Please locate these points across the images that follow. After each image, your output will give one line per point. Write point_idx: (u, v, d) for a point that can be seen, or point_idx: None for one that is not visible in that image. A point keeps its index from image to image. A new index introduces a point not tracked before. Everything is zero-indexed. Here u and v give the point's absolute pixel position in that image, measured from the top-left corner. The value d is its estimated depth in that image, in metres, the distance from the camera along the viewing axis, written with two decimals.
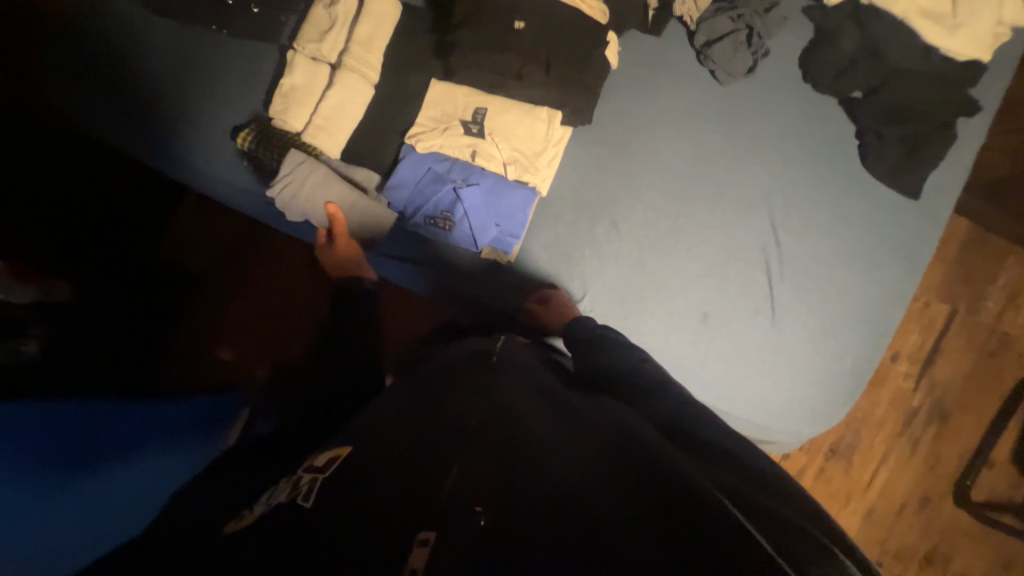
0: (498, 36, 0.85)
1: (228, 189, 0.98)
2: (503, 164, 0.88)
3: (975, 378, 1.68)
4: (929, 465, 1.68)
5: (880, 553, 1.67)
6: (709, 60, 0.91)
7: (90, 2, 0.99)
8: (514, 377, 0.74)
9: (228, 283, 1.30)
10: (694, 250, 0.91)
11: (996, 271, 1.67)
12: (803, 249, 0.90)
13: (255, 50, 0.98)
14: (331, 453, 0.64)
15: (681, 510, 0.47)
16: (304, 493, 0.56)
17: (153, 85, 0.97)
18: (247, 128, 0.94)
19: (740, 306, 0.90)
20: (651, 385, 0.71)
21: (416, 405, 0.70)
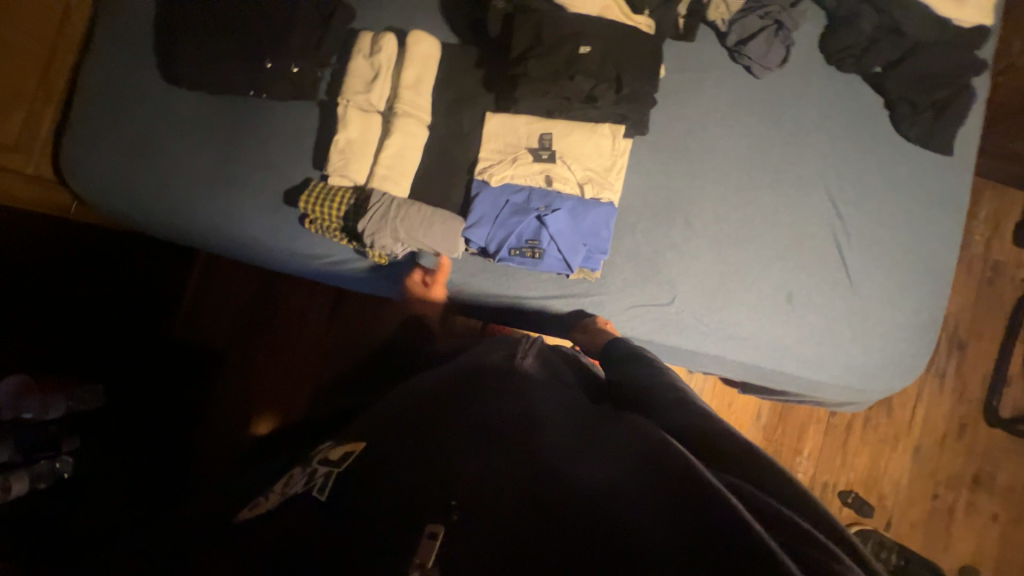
0: (561, 62, 0.85)
1: (286, 254, 0.97)
2: (579, 183, 0.90)
3: (980, 305, 1.82)
4: (958, 393, 1.81)
5: (934, 484, 1.78)
6: (745, 57, 0.96)
7: (117, 94, 0.97)
8: (543, 387, 0.70)
9: (244, 348, 1.24)
10: (766, 236, 0.95)
11: (976, 206, 1.84)
12: (862, 218, 0.96)
13: (295, 111, 0.97)
14: (346, 447, 0.59)
15: (691, 509, 0.43)
16: (319, 486, 0.53)
17: (198, 164, 0.96)
18: (306, 190, 0.92)
19: (818, 280, 0.95)
20: (667, 400, 0.66)
21: (437, 403, 0.65)
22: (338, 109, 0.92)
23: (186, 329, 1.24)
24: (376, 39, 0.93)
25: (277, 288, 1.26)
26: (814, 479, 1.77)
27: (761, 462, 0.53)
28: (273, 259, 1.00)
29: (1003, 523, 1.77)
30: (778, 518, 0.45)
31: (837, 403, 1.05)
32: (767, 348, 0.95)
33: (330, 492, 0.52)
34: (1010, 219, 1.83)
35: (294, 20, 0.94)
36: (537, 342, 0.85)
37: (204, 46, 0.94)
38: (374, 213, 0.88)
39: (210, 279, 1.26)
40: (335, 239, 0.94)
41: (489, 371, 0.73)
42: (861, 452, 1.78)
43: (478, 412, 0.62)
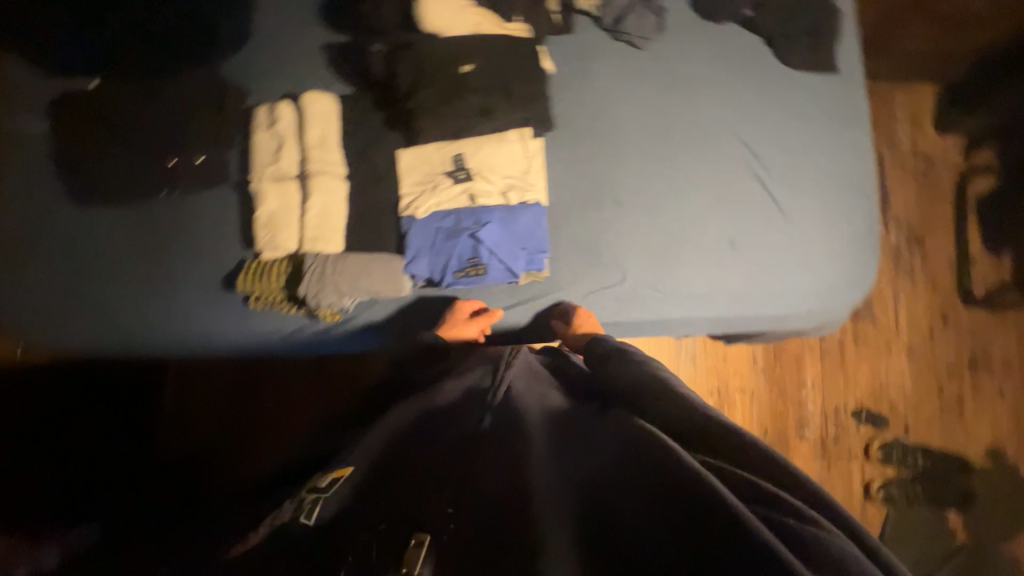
0: (449, 86, 0.89)
1: (241, 337, 0.96)
2: (502, 192, 0.92)
3: (922, 198, 1.90)
4: (931, 285, 1.87)
5: (937, 378, 1.82)
6: (623, 34, 1.01)
7: (29, 229, 0.96)
8: (528, 395, 0.72)
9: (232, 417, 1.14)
10: (693, 193, 0.99)
11: (891, 108, 1.92)
12: (775, 150, 1.00)
13: (210, 198, 0.96)
14: (333, 473, 0.61)
15: (690, 514, 0.47)
16: (306, 511, 0.54)
17: (129, 275, 0.95)
18: (242, 272, 0.92)
19: (753, 220, 0.98)
20: (651, 391, 0.67)
21: (425, 428, 0.67)
22: (251, 187, 0.92)
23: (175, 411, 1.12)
24: (272, 111, 0.95)
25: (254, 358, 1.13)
26: (825, 408, 1.80)
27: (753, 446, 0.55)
28: (239, 344, 0.97)
29: (1009, 396, 1.83)
30: (767, 498, 0.49)
31: (808, 329, 1.08)
32: (725, 296, 0.98)
33: (317, 514, 0.54)
34: (924, 111, 1.92)
35: (196, 118, 0.97)
36: (523, 354, 0.82)
37: (110, 162, 0.95)
38: (313, 275, 0.88)
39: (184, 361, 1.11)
40: (283, 310, 0.94)
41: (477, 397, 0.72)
42: (859, 367, 1.82)
43: (478, 450, 0.60)
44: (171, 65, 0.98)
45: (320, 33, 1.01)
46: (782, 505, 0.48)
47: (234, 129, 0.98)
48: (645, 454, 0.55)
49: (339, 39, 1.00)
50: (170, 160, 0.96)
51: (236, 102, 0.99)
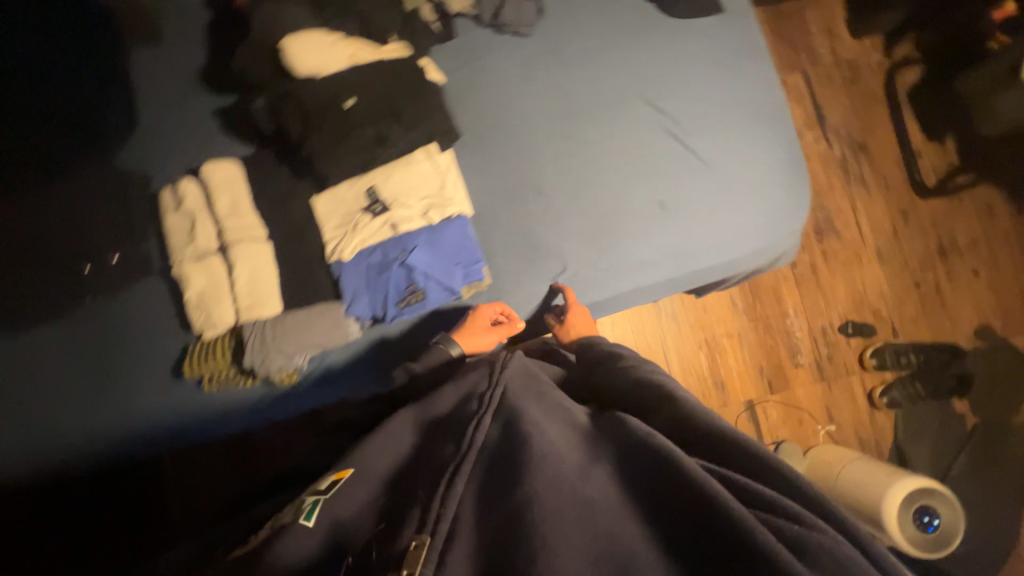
0: (339, 125, 0.87)
1: (206, 419, 0.94)
2: (423, 214, 0.91)
3: (857, 104, 1.91)
4: (885, 186, 1.88)
5: (912, 275, 1.84)
6: (506, 26, 1.00)
7: None
8: (527, 392, 0.67)
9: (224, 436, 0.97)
10: (613, 165, 0.99)
11: (805, 24, 1.93)
12: (683, 102, 1.00)
13: (138, 292, 0.94)
14: (333, 475, 0.63)
15: (696, 510, 0.48)
16: (306, 513, 0.57)
17: (68, 392, 0.91)
18: (187, 356, 0.91)
19: (678, 177, 0.98)
20: (659, 396, 0.66)
21: (427, 437, 0.66)
22: (173, 273, 0.90)
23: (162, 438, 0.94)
24: (176, 191, 0.92)
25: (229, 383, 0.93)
26: (813, 330, 1.81)
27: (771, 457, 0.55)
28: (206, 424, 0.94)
29: (984, 275, 1.85)
30: (764, 499, 0.50)
31: (762, 267, 1.09)
32: (669, 258, 0.98)
33: (317, 517, 0.56)
34: (837, 20, 1.94)
35: (104, 216, 0.95)
36: (519, 358, 0.73)
37: (19, 280, 0.91)
38: (256, 342, 0.87)
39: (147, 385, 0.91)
40: (238, 384, 0.92)
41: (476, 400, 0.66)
42: (835, 284, 1.83)
43: (481, 456, 0.58)
44: (59, 167, 0.95)
45: (211, 102, 1.01)
46: (801, 516, 0.48)
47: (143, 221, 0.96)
48: (663, 458, 0.52)
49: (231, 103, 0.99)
50: (85, 265, 0.93)
51: (142, 191, 0.97)
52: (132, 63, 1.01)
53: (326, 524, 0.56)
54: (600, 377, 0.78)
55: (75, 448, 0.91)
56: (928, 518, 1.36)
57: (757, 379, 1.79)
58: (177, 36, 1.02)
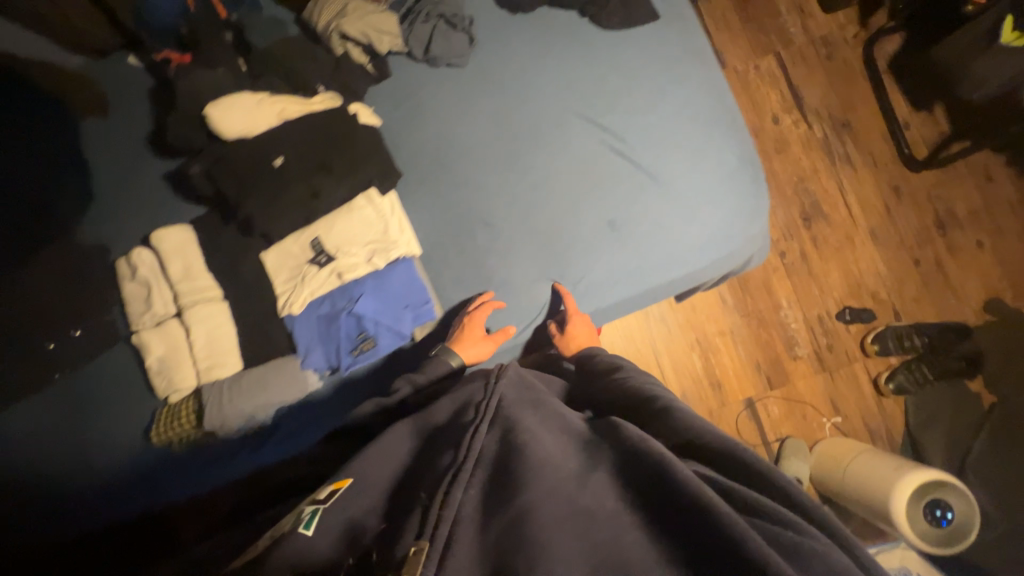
0: (274, 182, 0.88)
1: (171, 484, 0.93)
2: (367, 260, 0.91)
3: (835, 81, 1.84)
4: (872, 163, 1.81)
5: (909, 253, 1.76)
6: (438, 60, 0.99)
7: None
8: (525, 402, 0.63)
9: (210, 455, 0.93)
10: (558, 187, 0.97)
11: (773, 4, 1.87)
12: (625, 116, 0.98)
13: (107, 361, 0.97)
14: (333, 483, 0.57)
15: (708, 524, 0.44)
16: (304, 522, 0.52)
17: (43, 465, 0.93)
18: (155, 423, 0.92)
19: (625, 194, 0.96)
20: (658, 409, 0.64)
21: (425, 450, 0.62)
22: (132, 340, 0.92)
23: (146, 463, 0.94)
24: (130, 260, 0.94)
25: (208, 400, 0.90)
26: (808, 319, 1.75)
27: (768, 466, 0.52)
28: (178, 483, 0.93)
29: (989, 246, 1.76)
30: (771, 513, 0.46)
31: (729, 273, 1.05)
32: (625, 277, 0.96)
33: (318, 526, 0.52)
34: None
35: (64, 289, 0.96)
36: (514, 366, 0.69)
37: None
38: (215, 403, 0.89)
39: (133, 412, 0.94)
40: (205, 445, 0.93)
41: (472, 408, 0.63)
42: (829, 270, 1.76)
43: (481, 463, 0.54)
44: (14, 244, 0.97)
45: (161, 165, 1.03)
46: (796, 524, 0.45)
47: (99, 291, 0.98)
48: (661, 462, 0.49)
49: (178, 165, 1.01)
50: (50, 341, 0.95)
51: (100, 260, 1.00)
52: (82, 134, 1.03)
53: (326, 533, 0.52)
54: (598, 387, 0.76)
55: (53, 516, 0.92)
56: (941, 512, 1.28)
57: (755, 376, 1.73)
58: (123, 104, 1.04)
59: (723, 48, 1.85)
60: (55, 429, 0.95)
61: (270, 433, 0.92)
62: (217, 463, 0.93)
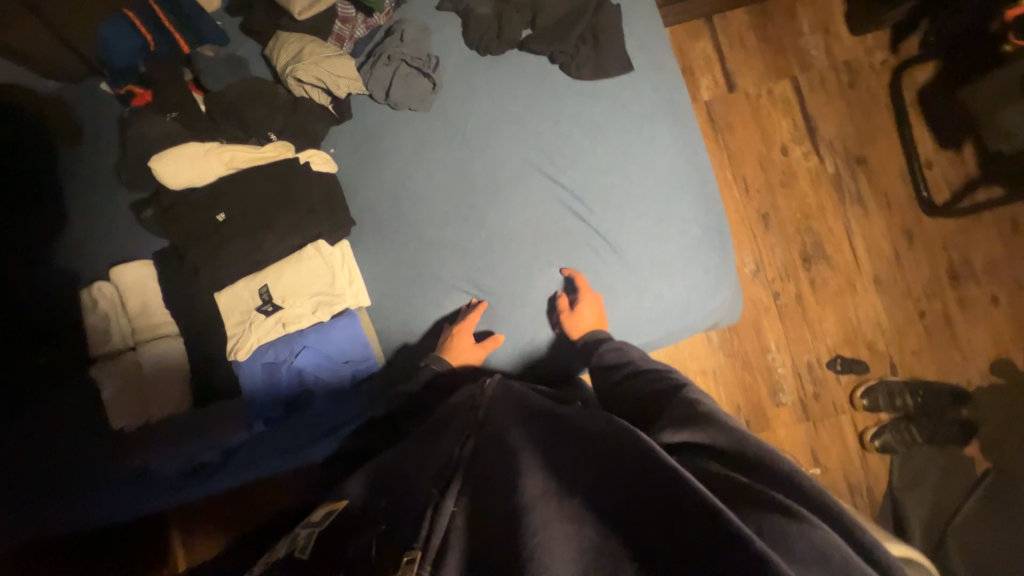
0: (217, 243, 0.88)
1: (109, 506, 0.94)
2: (312, 313, 0.92)
3: (854, 112, 1.71)
4: (886, 204, 1.69)
5: (915, 304, 1.65)
6: (399, 104, 0.97)
7: None
8: (512, 415, 0.68)
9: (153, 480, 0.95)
10: (513, 246, 0.95)
11: (797, 24, 1.73)
12: (587, 175, 0.94)
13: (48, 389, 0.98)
14: (325, 507, 0.71)
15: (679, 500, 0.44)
16: (300, 546, 0.61)
17: None
18: (91, 453, 0.94)
19: (580, 259, 0.94)
20: (661, 405, 0.66)
21: (429, 456, 0.69)
22: (91, 371, 0.95)
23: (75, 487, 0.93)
24: (88, 293, 0.96)
25: (149, 434, 0.93)
26: (797, 366, 1.65)
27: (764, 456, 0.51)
28: (119, 505, 0.94)
29: (1006, 302, 1.63)
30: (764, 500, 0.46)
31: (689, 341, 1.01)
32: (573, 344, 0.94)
33: (312, 547, 0.60)
34: (835, 16, 1.73)
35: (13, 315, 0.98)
36: (501, 379, 0.79)
37: None
38: (162, 438, 0.93)
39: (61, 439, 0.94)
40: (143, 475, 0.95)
41: (474, 412, 0.72)
42: (825, 315, 1.67)
43: (475, 465, 0.59)
44: None
45: (112, 194, 1.00)
46: (786, 508, 0.44)
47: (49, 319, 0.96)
48: (634, 446, 0.50)
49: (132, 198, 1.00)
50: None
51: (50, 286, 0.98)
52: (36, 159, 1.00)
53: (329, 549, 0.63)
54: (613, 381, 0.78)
55: None
56: None
57: None
58: (81, 130, 1.01)
59: (735, 69, 1.72)
60: None
61: (216, 468, 0.96)
62: (156, 494, 0.96)
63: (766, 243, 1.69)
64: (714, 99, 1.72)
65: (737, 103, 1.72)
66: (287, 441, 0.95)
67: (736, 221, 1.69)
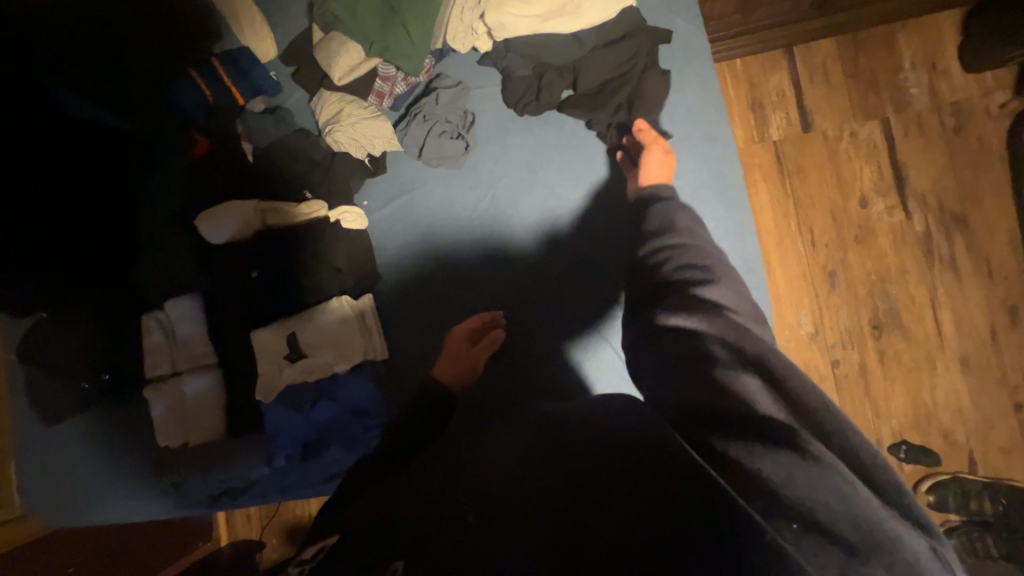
0: (254, 294, 0.98)
1: (149, 509, 1.05)
2: (332, 363, 0.96)
3: (958, 162, 1.48)
4: (985, 273, 1.45)
5: (1010, 392, 1.42)
6: (430, 160, 0.98)
7: None
8: (514, 425, 0.74)
9: (186, 496, 1.04)
10: (537, 310, 0.97)
11: (895, 57, 1.51)
12: (614, 247, 0.96)
13: (97, 404, 1.05)
14: (318, 543, 0.66)
15: (677, 493, 0.48)
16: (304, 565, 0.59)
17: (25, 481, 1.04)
18: (146, 458, 1.05)
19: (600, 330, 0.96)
20: (670, 281, 0.76)
21: (444, 454, 0.73)
22: (145, 391, 1.03)
23: (127, 491, 1.05)
24: (146, 321, 1.04)
25: (184, 456, 1.02)
26: None
27: (781, 371, 0.56)
28: (160, 512, 1.06)
29: None
30: (765, 432, 0.51)
31: None
32: None
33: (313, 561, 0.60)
34: (945, 50, 1.50)
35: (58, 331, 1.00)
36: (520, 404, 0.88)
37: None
38: (193, 463, 1.01)
39: (117, 443, 1.06)
40: (178, 491, 1.04)
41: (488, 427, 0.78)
42: (894, 394, 1.46)
43: (479, 461, 0.64)
44: None
45: (157, 229, 1.06)
46: (791, 436, 0.50)
47: (85, 350, 1.02)
48: (632, 450, 0.54)
49: (175, 236, 1.06)
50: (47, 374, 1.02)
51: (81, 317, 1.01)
52: None
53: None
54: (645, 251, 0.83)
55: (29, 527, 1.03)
56: None
57: None
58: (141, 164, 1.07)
59: (815, 105, 1.53)
60: (33, 456, 1.03)
61: (240, 492, 1.03)
62: (188, 508, 1.05)
63: (830, 304, 1.50)
64: (786, 139, 1.54)
65: (812, 144, 1.53)
66: (305, 476, 1.01)
67: (796, 276, 1.52)
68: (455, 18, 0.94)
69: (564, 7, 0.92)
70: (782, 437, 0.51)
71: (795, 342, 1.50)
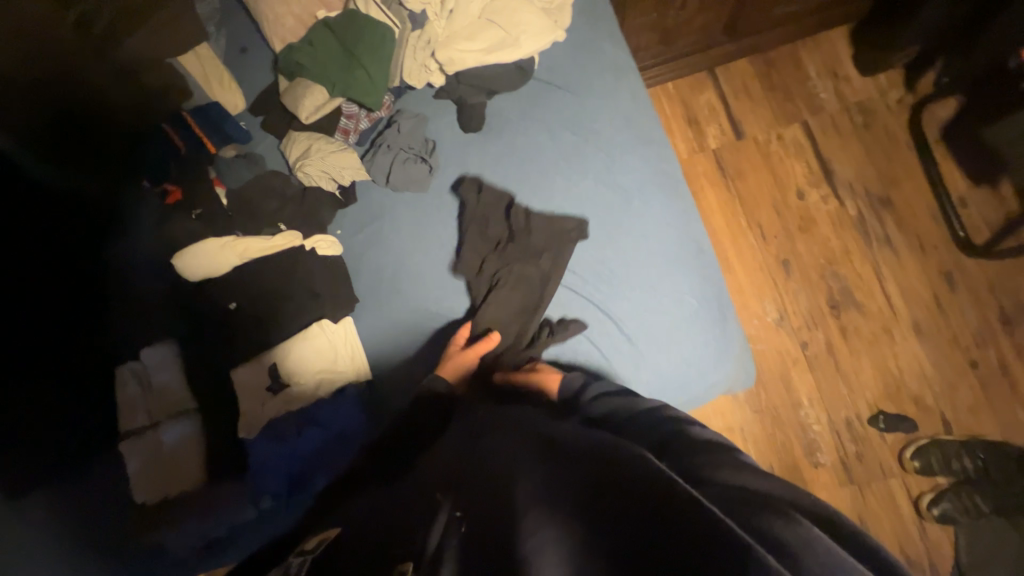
0: (233, 329, 1.00)
1: None
2: (316, 387, 0.97)
3: (873, 152, 1.66)
4: (917, 246, 1.59)
5: (964, 352, 1.52)
6: (396, 185, 1.04)
7: None
8: (500, 433, 0.73)
9: (162, 558, 0.96)
10: (517, 301, 0.96)
11: (802, 70, 1.72)
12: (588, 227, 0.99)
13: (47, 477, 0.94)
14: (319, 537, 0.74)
15: (668, 508, 0.46)
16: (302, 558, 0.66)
17: None
18: (109, 527, 0.95)
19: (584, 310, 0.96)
20: (661, 429, 0.75)
21: (438, 478, 0.71)
22: (119, 448, 0.99)
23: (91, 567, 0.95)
24: (120, 373, 1.02)
25: (162, 512, 0.96)
26: (835, 423, 1.50)
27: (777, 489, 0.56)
28: None
29: None
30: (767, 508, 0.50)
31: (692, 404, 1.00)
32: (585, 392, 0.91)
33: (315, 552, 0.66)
34: (842, 60, 1.72)
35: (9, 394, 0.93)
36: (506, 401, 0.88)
37: None
38: (173, 517, 0.95)
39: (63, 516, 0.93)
40: (152, 555, 0.96)
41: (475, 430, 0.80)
42: (862, 367, 1.54)
43: (470, 483, 0.64)
44: None
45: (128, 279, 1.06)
46: (787, 514, 0.49)
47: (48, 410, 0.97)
48: (625, 468, 0.53)
49: (148, 284, 1.06)
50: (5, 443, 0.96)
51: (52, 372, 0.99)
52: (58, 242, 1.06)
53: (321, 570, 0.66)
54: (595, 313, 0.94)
55: None
56: None
57: None
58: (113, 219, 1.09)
59: (742, 115, 1.71)
60: None
61: (226, 544, 0.97)
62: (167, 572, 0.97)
63: (789, 290, 1.60)
64: (723, 147, 1.70)
65: (746, 149, 1.70)
66: (292, 515, 0.96)
67: (753, 267, 1.62)
68: (409, 58, 1.07)
69: (502, 41, 1.06)
70: (775, 510, 0.50)
71: (764, 330, 1.58)
